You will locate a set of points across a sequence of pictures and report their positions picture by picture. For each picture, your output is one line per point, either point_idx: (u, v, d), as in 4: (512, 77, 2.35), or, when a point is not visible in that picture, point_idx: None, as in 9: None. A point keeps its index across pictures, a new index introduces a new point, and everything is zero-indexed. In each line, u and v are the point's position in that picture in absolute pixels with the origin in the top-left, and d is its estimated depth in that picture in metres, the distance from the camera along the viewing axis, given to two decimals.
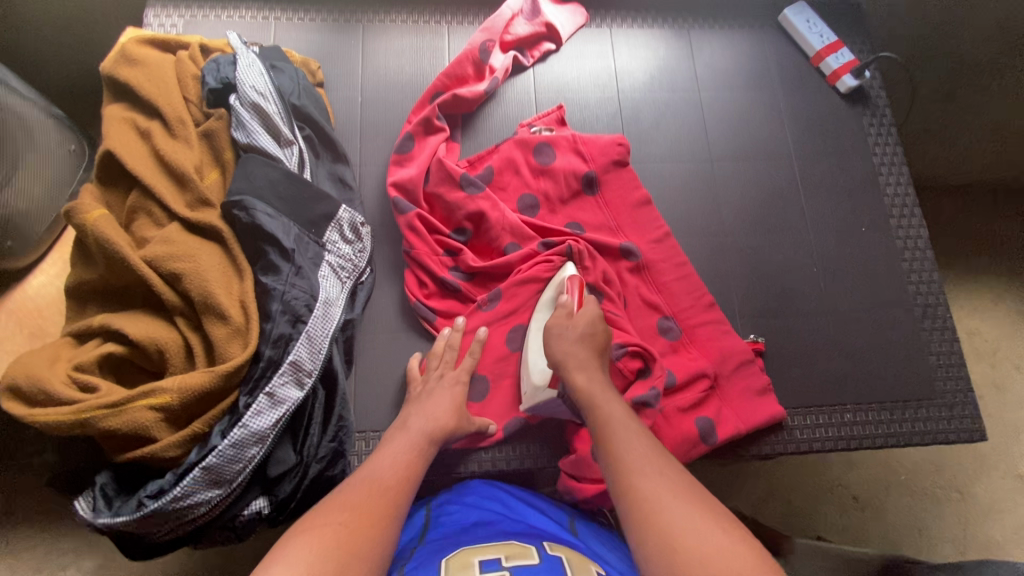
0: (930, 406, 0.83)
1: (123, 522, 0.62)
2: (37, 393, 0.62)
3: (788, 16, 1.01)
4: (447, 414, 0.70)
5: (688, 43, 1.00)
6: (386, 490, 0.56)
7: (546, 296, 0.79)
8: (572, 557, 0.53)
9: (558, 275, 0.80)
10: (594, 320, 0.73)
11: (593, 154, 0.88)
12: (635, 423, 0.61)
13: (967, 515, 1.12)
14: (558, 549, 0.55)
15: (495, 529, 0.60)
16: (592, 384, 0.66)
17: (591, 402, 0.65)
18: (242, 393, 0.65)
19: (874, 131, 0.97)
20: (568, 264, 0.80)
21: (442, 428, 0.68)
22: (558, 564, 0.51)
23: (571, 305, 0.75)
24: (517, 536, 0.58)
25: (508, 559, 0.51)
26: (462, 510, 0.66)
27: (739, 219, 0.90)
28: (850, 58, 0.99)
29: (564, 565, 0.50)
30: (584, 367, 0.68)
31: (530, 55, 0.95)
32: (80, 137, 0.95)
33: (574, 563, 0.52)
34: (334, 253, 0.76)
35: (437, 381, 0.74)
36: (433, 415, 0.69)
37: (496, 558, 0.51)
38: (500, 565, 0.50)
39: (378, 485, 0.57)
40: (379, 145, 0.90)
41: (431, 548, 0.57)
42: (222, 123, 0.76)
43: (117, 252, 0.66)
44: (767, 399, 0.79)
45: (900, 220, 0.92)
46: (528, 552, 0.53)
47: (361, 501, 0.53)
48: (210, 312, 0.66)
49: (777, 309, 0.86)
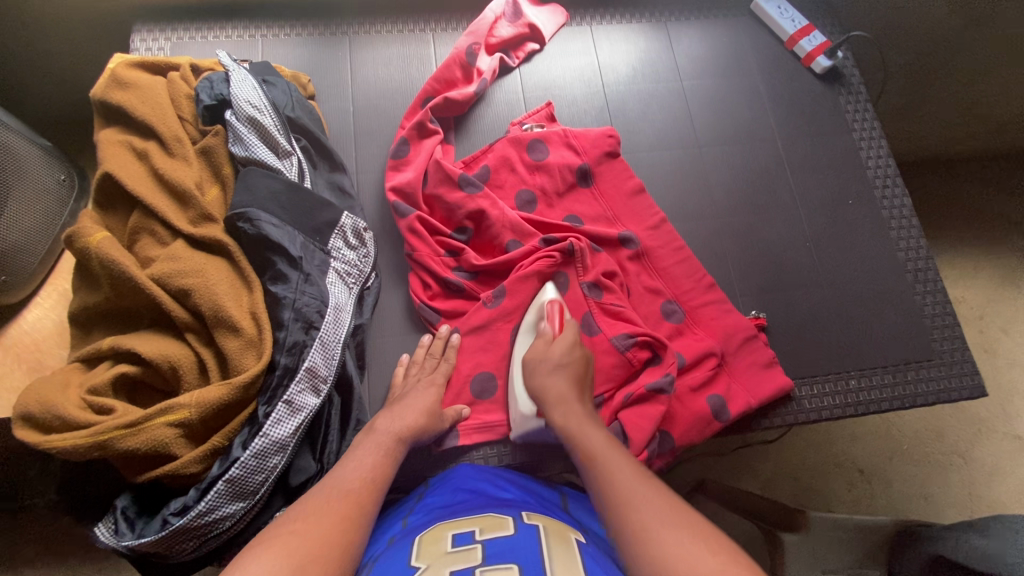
0: (930, 367, 0.86)
1: (147, 543, 0.62)
2: (52, 419, 0.62)
3: (760, 4, 1.04)
4: (418, 416, 0.70)
5: (667, 35, 1.03)
6: (349, 493, 0.56)
7: (528, 318, 0.79)
8: (548, 526, 0.55)
9: (538, 298, 0.80)
10: (571, 349, 0.72)
11: (585, 147, 0.91)
12: (620, 452, 0.60)
13: (970, 478, 1.14)
14: (536, 518, 0.57)
15: (478, 502, 0.63)
16: (569, 418, 0.66)
17: (572, 437, 0.64)
18: (261, 403, 0.66)
19: (851, 107, 1.01)
20: (549, 284, 0.80)
21: (411, 429, 0.68)
22: (532, 535, 0.52)
23: (550, 333, 0.75)
24: (499, 507, 0.61)
25: (482, 532, 0.54)
26: (449, 484, 0.68)
27: (730, 200, 0.93)
28: (823, 39, 1.03)
29: (536, 535, 0.52)
30: (566, 401, 0.68)
31: (515, 56, 0.98)
32: (69, 167, 0.93)
33: (551, 531, 0.54)
34: (339, 260, 0.78)
35: (438, 384, 0.75)
36: (414, 418, 0.69)
37: (470, 532, 0.54)
38: (473, 539, 0.52)
39: (341, 490, 0.57)
40: (374, 153, 0.91)
41: (409, 528, 0.59)
42: (219, 139, 0.76)
43: (123, 272, 0.66)
44: (774, 371, 0.81)
45: (885, 190, 0.96)
46: (505, 524, 0.55)
47: (324, 506, 0.53)
48: (221, 325, 0.66)
49: (774, 285, 0.88)
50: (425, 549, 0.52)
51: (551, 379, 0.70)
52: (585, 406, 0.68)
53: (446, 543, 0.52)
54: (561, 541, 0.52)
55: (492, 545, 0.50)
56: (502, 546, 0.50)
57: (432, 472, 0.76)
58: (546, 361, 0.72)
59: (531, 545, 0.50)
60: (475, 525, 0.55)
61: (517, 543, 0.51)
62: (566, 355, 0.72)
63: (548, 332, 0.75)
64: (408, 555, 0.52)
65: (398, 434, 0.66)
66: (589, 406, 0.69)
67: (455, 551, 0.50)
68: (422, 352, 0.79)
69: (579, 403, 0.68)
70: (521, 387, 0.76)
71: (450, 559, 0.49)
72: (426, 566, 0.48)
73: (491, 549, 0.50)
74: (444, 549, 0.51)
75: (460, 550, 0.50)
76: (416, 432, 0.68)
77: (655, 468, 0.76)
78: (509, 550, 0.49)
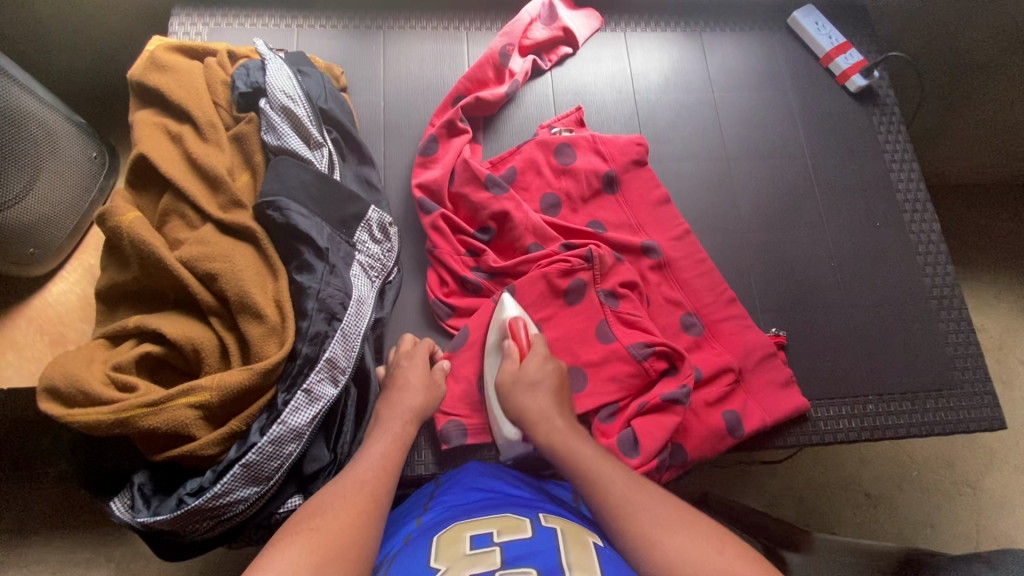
0: (950, 396, 0.85)
1: (162, 520, 0.63)
2: (77, 393, 0.63)
3: (797, 18, 1.04)
4: None
5: (701, 45, 1.03)
6: (363, 484, 0.57)
7: (490, 339, 0.78)
8: (564, 528, 0.55)
9: (497, 315, 0.79)
10: (543, 364, 0.73)
11: (612, 153, 0.90)
12: (608, 461, 0.61)
13: (978, 510, 1.13)
14: (553, 520, 0.57)
15: (492, 502, 0.63)
16: (552, 434, 0.65)
17: (557, 451, 0.64)
18: (281, 390, 0.67)
19: (884, 128, 1.00)
20: (505, 300, 0.79)
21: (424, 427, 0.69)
22: (550, 539, 0.53)
23: (516, 351, 0.74)
24: (514, 507, 0.61)
25: (499, 534, 0.54)
26: (461, 482, 0.68)
27: (755, 216, 0.92)
28: (859, 58, 1.01)
29: (554, 538, 0.52)
30: (548, 418, 0.67)
31: (548, 59, 0.98)
32: (101, 145, 0.94)
33: (568, 534, 0.54)
34: (364, 253, 0.78)
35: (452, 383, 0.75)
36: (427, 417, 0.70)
37: (487, 534, 0.54)
38: (490, 542, 0.52)
39: (354, 483, 0.57)
40: (402, 148, 0.92)
41: (425, 527, 0.60)
42: (253, 126, 0.77)
43: (152, 253, 0.67)
44: (792, 391, 0.80)
45: (913, 214, 0.94)
46: (522, 525, 0.55)
47: (339, 501, 0.54)
48: (245, 311, 0.67)
49: (794, 303, 0.88)
50: (443, 550, 0.52)
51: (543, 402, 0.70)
52: (566, 420, 0.68)
53: (464, 545, 0.52)
54: (578, 543, 0.53)
55: (511, 548, 0.50)
56: (520, 550, 0.50)
57: (438, 468, 0.77)
58: (520, 381, 0.71)
59: (549, 549, 0.50)
60: (492, 526, 0.55)
61: (535, 547, 0.51)
62: (538, 371, 0.72)
63: (514, 353, 0.74)
64: (427, 555, 0.52)
65: (405, 418, 0.68)
66: (569, 418, 0.69)
67: (474, 553, 0.51)
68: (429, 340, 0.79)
69: (561, 418, 0.68)
70: (500, 409, 0.75)
71: (468, 563, 0.49)
72: (445, 569, 0.49)
73: (510, 552, 0.50)
74: (463, 552, 0.51)
75: (479, 552, 0.51)
76: (424, 410, 0.71)
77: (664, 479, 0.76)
78: (529, 553, 0.50)
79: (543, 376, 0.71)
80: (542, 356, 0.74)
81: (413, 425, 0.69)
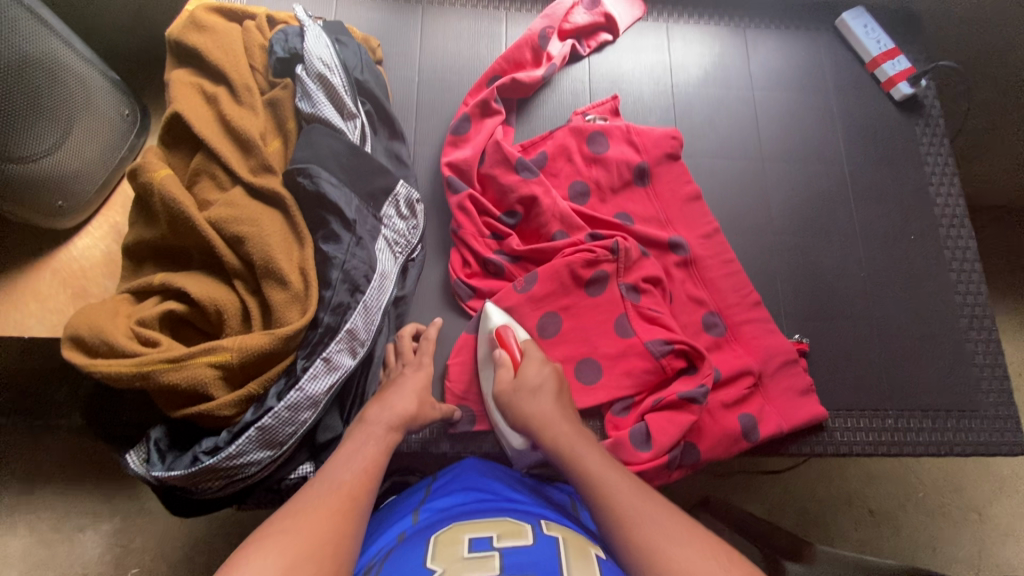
0: (973, 417, 0.83)
1: (176, 476, 0.64)
2: (101, 344, 0.63)
3: (846, 20, 1.01)
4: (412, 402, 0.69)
5: (743, 41, 1.00)
6: (343, 485, 0.56)
7: (482, 351, 0.78)
8: (566, 538, 0.55)
9: (486, 326, 0.78)
10: (540, 368, 0.71)
11: (646, 145, 0.88)
12: (615, 467, 0.60)
13: (983, 536, 1.11)
14: (554, 528, 0.57)
15: (489, 504, 0.63)
16: (560, 441, 0.63)
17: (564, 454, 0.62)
18: (300, 357, 0.67)
19: (927, 140, 0.97)
20: (490, 307, 0.78)
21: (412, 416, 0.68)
22: (551, 546, 0.53)
23: (508, 360, 0.72)
24: (512, 511, 0.61)
25: (499, 538, 0.53)
26: (457, 481, 0.68)
27: (785, 220, 0.90)
28: (908, 66, 0.98)
29: (555, 547, 0.52)
30: (552, 423, 0.65)
31: (587, 45, 0.96)
32: (133, 103, 0.95)
33: (569, 544, 0.54)
34: (389, 227, 0.78)
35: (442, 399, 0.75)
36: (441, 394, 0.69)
37: (486, 537, 0.53)
38: (489, 545, 0.52)
39: (336, 484, 0.56)
40: (434, 125, 0.91)
41: (422, 526, 0.60)
42: (287, 93, 0.77)
43: (181, 211, 0.67)
44: (810, 399, 0.79)
45: (950, 229, 0.92)
46: (522, 531, 0.55)
47: (318, 501, 0.53)
48: (270, 276, 0.67)
49: (819, 311, 0.86)
50: (440, 552, 0.52)
51: (540, 401, 0.67)
52: (574, 424, 0.66)
53: (462, 547, 0.52)
54: (580, 553, 0.53)
55: (510, 554, 0.50)
56: (519, 556, 0.50)
57: (447, 449, 0.77)
58: (520, 390, 0.69)
59: (550, 558, 0.50)
60: (491, 530, 0.55)
61: (536, 555, 0.51)
62: (539, 376, 0.70)
63: (508, 363, 0.72)
64: (423, 555, 0.52)
65: (389, 424, 0.66)
66: (575, 420, 0.67)
67: (472, 556, 0.50)
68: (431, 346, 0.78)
69: (565, 421, 0.65)
70: (504, 421, 0.75)
71: (466, 566, 0.49)
72: (442, 571, 0.49)
73: (509, 557, 0.50)
74: (460, 554, 0.51)
75: (477, 556, 0.50)
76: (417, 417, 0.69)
77: (674, 477, 0.75)
78: (528, 560, 0.49)
79: (542, 380, 0.69)
80: (539, 361, 0.72)
81: (396, 432, 0.67)
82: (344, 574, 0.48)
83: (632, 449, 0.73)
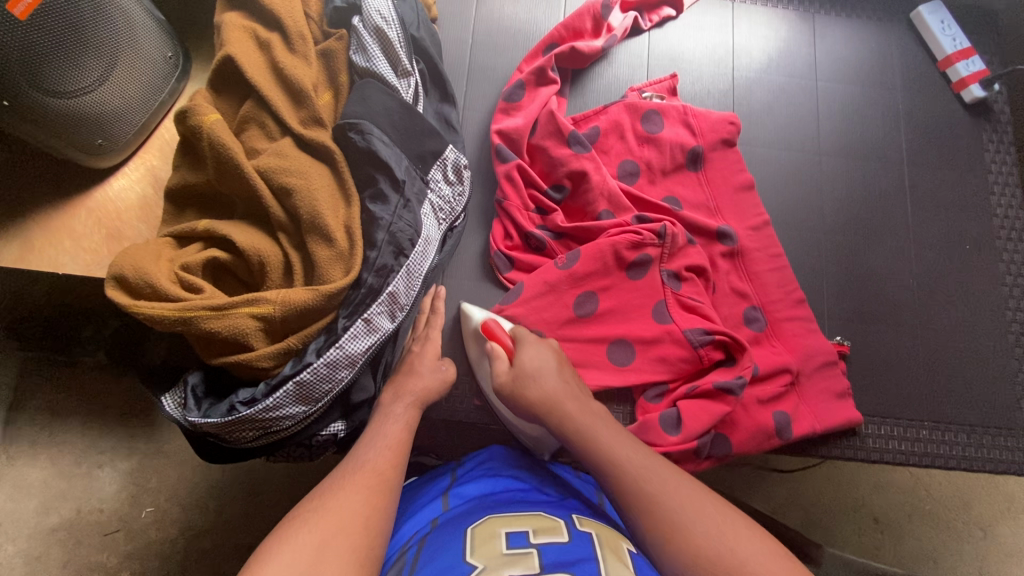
0: (1009, 436, 0.81)
1: (211, 423, 0.64)
2: (144, 286, 0.63)
3: (922, 14, 0.95)
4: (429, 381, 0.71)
5: (812, 27, 0.96)
6: (374, 464, 0.57)
7: (473, 350, 0.76)
8: (601, 535, 0.55)
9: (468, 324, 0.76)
10: (537, 352, 0.68)
11: (702, 128, 0.85)
12: (599, 418, 0.63)
13: (987, 554, 1.10)
14: (588, 525, 0.57)
15: (520, 497, 0.62)
16: (581, 410, 0.63)
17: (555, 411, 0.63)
18: (341, 315, 0.66)
19: (993, 147, 0.93)
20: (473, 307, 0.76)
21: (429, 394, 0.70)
22: (589, 546, 0.52)
23: (502, 350, 0.70)
24: (544, 506, 0.61)
25: (536, 534, 0.53)
26: (485, 468, 0.68)
27: (836, 219, 0.87)
28: (982, 67, 0.94)
29: (593, 546, 0.52)
30: (558, 405, 0.64)
31: (649, 18, 0.93)
32: (176, 46, 0.90)
33: (605, 542, 0.54)
34: (435, 193, 0.76)
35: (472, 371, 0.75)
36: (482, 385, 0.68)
37: (524, 533, 0.53)
38: (528, 542, 0.51)
39: (369, 465, 0.56)
40: (484, 91, 0.89)
41: (453, 515, 0.59)
42: (342, 44, 0.75)
43: (230, 157, 0.66)
44: (846, 403, 0.78)
45: (1007, 242, 0.88)
46: (558, 528, 0.55)
47: (348, 483, 0.53)
48: (316, 232, 0.66)
49: (863, 315, 0.84)
50: (478, 546, 0.51)
51: (538, 383, 0.65)
52: (579, 399, 0.65)
53: (500, 543, 0.51)
54: (615, 553, 0.52)
55: (549, 553, 0.50)
56: (560, 555, 0.49)
57: (475, 419, 0.77)
58: (517, 378, 0.66)
59: (589, 557, 0.50)
60: (527, 525, 0.54)
61: (575, 554, 0.50)
62: (534, 359, 0.68)
63: (502, 353, 0.70)
64: (462, 548, 0.51)
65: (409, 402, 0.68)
66: (573, 387, 0.66)
67: (511, 553, 0.50)
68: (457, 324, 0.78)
69: (566, 395, 0.65)
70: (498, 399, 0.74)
71: (507, 561, 0.48)
72: (484, 567, 0.47)
73: (547, 556, 0.49)
74: (500, 550, 0.50)
75: (517, 553, 0.50)
76: (427, 395, 0.70)
77: (701, 467, 0.75)
78: (567, 558, 0.49)
79: (541, 363, 0.67)
80: (535, 344, 0.69)
81: (412, 407, 0.67)
82: (378, 549, 0.49)
83: (662, 434, 0.72)
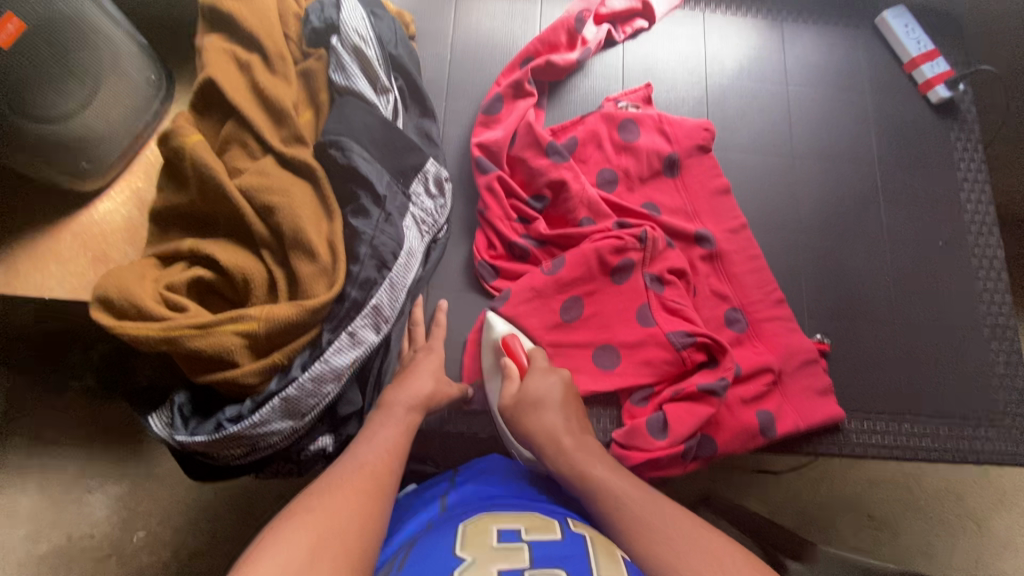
0: (989, 427, 0.82)
1: (198, 441, 0.64)
2: (129, 307, 0.63)
3: (886, 19, 0.99)
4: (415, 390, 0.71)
5: (780, 34, 0.99)
6: (369, 467, 0.57)
7: (488, 361, 0.77)
8: (593, 537, 0.55)
9: (489, 335, 0.77)
10: (547, 379, 0.70)
11: (677, 136, 0.88)
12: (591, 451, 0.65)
13: (980, 547, 1.11)
14: (579, 526, 0.58)
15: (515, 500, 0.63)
16: (579, 446, 0.65)
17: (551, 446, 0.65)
18: (325, 329, 0.67)
19: (960, 145, 0.95)
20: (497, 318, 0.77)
21: None
22: (578, 544, 0.52)
23: (515, 371, 0.72)
24: (538, 508, 0.61)
25: (527, 531, 0.54)
26: (481, 475, 0.69)
27: (813, 219, 0.89)
28: (946, 68, 0.97)
29: (583, 544, 0.52)
30: (555, 439, 0.65)
31: (622, 30, 0.95)
32: (160, 69, 0.91)
33: (595, 543, 0.54)
34: (417, 206, 0.77)
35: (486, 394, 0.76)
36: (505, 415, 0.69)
37: (514, 529, 0.54)
38: (518, 538, 0.52)
39: (364, 468, 0.57)
40: (463, 105, 0.91)
41: (446, 516, 0.60)
42: (321, 64, 0.77)
43: (212, 177, 0.67)
44: (828, 400, 0.79)
45: (978, 237, 0.91)
46: (551, 527, 0.55)
47: (342, 480, 0.54)
48: (299, 248, 0.66)
49: (841, 312, 0.86)
50: (469, 540, 0.52)
51: (542, 413, 0.67)
52: (576, 436, 0.66)
53: (491, 538, 0.52)
54: (606, 553, 0.52)
55: (538, 548, 0.50)
56: (549, 551, 0.50)
57: (464, 428, 0.77)
58: (524, 403, 0.68)
59: (579, 554, 0.50)
60: (519, 523, 0.55)
61: (564, 551, 0.50)
62: (543, 388, 0.69)
63: (515, 372, 0.72)
64: (452, 542, 0.52)
65: (409, 405, 0.67)
66: (577, 427, 0.68)
67: (501, 547, 0.50)
68: (441, 334, 0.79)
69: (561, 428, 0.66)
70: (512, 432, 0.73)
71: (497, 555, 0.48)
72: (472, 559, 0.48)
73: (537, 552, 0.50)
74: (490, 544, 0.51)
75: (507, 547, 0.50)
76: None
77: (689, 469, 0.75)
78: (556, 555, 0.49)
79: (549, 393, 0.69)
80: (544, 372, 0.71)
81: (415, 412, 0.68)
82: (369, 550, 0.49)
83: (648, 436, 0.73)
